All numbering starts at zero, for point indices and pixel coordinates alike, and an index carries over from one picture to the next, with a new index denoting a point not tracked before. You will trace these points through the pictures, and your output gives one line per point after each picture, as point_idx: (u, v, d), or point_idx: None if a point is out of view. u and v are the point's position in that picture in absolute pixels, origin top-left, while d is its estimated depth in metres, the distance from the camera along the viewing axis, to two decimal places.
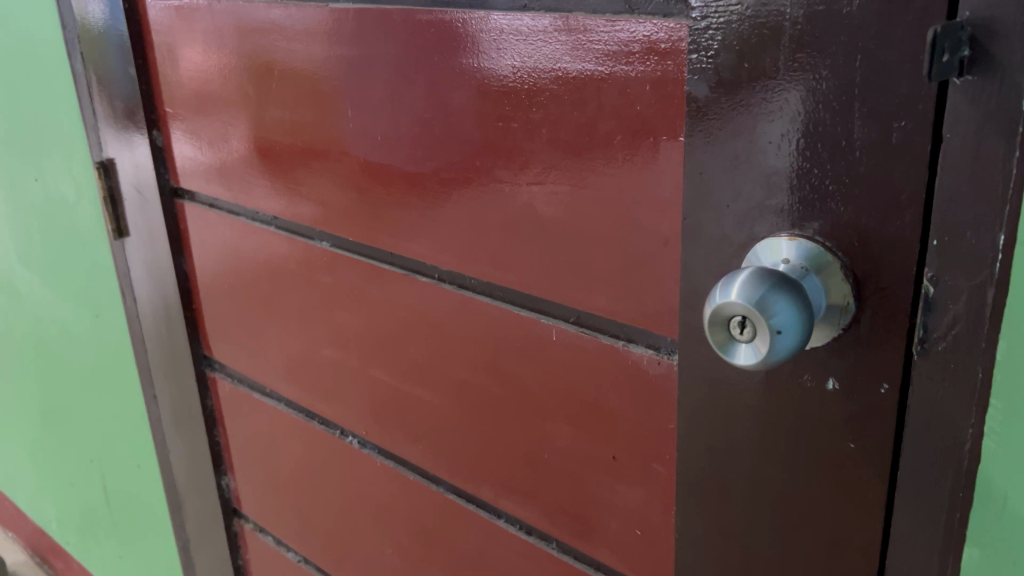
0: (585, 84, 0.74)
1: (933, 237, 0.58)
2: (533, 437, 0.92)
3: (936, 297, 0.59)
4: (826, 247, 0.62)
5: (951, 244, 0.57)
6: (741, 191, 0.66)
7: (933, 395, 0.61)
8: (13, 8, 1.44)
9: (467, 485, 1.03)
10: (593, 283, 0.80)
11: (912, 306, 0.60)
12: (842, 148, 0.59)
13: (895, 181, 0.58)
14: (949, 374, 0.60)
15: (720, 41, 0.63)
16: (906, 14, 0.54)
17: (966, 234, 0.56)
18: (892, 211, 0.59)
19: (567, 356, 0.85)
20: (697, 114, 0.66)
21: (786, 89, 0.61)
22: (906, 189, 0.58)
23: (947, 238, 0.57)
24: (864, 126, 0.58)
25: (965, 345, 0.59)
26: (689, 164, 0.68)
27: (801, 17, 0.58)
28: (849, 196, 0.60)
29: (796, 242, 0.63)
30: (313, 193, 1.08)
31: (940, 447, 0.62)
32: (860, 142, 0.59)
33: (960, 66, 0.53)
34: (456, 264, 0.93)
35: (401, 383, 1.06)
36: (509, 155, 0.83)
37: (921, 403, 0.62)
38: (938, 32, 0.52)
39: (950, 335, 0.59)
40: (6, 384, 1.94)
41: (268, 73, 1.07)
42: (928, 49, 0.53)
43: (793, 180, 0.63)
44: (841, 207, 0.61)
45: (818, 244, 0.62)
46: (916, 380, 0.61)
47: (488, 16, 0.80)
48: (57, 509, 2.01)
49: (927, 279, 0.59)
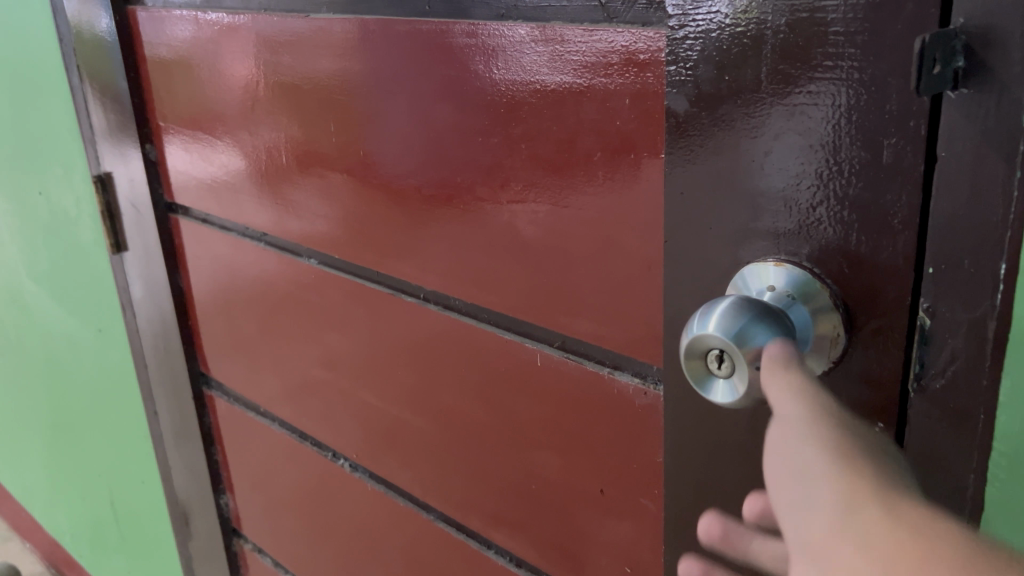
0: (564, 98, 0.70)
1: (929, 265, 0.53)
2: (520, 467, 0.88)
3: (933, 330, 0.54)
4: (813, 273, 0.57)
5: (949, 272, 0.52)
6: (724, 213, 0.61)
7: (932, 436, 0.56)
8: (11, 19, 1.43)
9: (456, 513, 0.99)
10: (576, 308, 0.76)
11: (906, 340, 0.55)
12: (829, 167, 0.54)
13: (885, 205, 0.53)
14: (948, 411, 0.55)
15: (699, 52, 0.58)
16: (894, 22, 0.48)
17: (965, 262, 0.51)
18: (884, 237, 0.53)
19: (552, 383, 0.81)
20: (677, 130, 0.62)
21: (770, 103, 0.56)
22: (898, 214, 0.52)
23: (944, 266, 0.52)
24: (851, 145, 0.53)
25: (964, 379, 0.54)
26: (670, 183, 0.64)
27: (784, 26, 0.54)
28: (839, 220, 0.55)
29: (784, 268, 0.58)
30: (300, 209, 1.05)
31: (939, 492, 0.57)
32: (848, 162, 0.54)
33: (955, 79, 0.48)
34: (439, 285, 0.89)
35: (389, 406, 1.02)
36: (489, 172, 0.79)
37: (918, 445, 0.57)
38: (927, 42, 0.47)
39: (949, 371, 0.54)
40: (13, 399, 1.94)
41: (254, 86, 1.05)
42: (916, 60, 0.48)
43: (780, 202, 0.58)
44: (830, 232, 0.56)
45: (806, 271, 0.57)
46: (913, 419, 0.56)
47: (465, 26, 0.76)
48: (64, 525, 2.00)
49: (923, 310, 0.54)
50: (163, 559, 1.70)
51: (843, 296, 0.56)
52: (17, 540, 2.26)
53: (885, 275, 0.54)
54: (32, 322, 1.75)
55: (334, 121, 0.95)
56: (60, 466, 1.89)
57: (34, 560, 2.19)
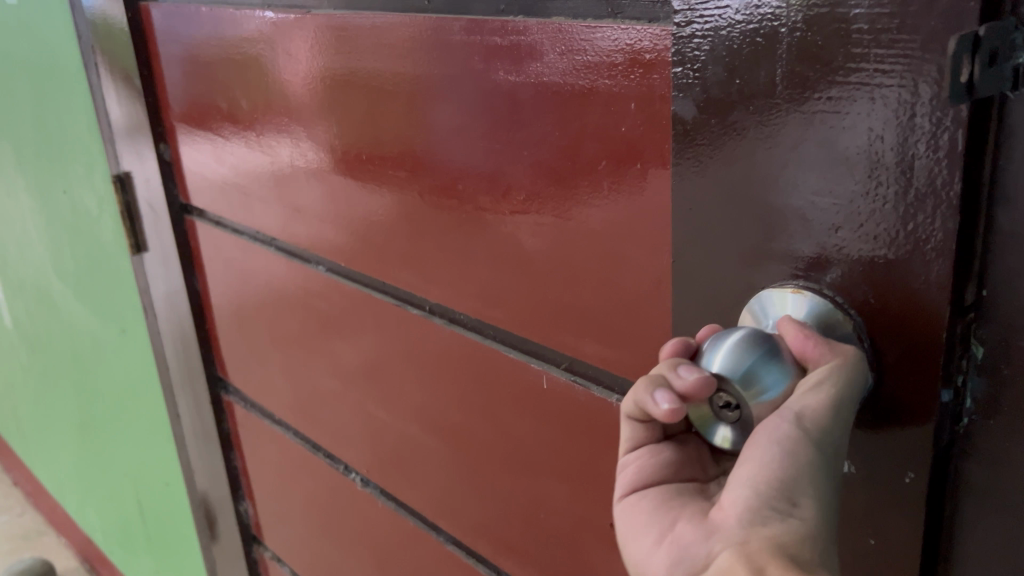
0: (567, 101, 0.64)
1: (983, 288, 0.47)
2: (529, 493, 0.82)
3: (986, 361, 0.48)
4: (836, 302, 0.51)
5: (1004, 297, 0.46)
6: (738, 230, 0.54)
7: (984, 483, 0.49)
8: (25, 16, 1.39)
9: (466, 536, 0.94)
10: (582, 329, 0.70)
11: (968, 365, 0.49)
12: (857, 184, 0.47)
13: (919, 227, 0.46)
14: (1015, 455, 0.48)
15: (708, 52, 0.52)
16: (929, 16, 0.41)
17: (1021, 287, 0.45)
18: (918, 263, 0.46)
19: (560, 408, 0.75)
20: (685, 139, 0.55)
21: (785, 110, 0.49)
22: (934, 239, 0.45)
23: (999, 290, 0.46)
24: (876, 157, 0.46)
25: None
26: (678, 196, 0.57)
27: (800, 22, 0.47)
28: (867, 241, 0.48)
29: (805, 297, 0.52)
30: (307, 213, 1.00)
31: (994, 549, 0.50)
32: (877, 177, 0.46)
33: (1014, 78, 0.42)
34: (444, 297, 0.84)
35: (398, 421, 0.98)
36: (492, 180, 0.73)
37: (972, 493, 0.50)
38: (984, 33, 0.40)
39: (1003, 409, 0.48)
40: (44, 395, 1.93)
41: (262, 85, 1.00)
42: (969, 53, 0.41)
43: (801, 222, 0.51)
44: (858, 255, 0.49)
45: (829, 300, 0.51)
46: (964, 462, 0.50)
47: (463, 23, 0.70)
48: (95, 523, 1.99)
49: (975, 339, 0.48)
50: (187, 562, 1.68)
51: (868, 328, 0.50)
52: (52, 534, 2.26)
53: (909, 305, 0.47)
54: (58, 320, 1.74)
55: (338, 123, 0.90)
56: (89, 463, 1.87)
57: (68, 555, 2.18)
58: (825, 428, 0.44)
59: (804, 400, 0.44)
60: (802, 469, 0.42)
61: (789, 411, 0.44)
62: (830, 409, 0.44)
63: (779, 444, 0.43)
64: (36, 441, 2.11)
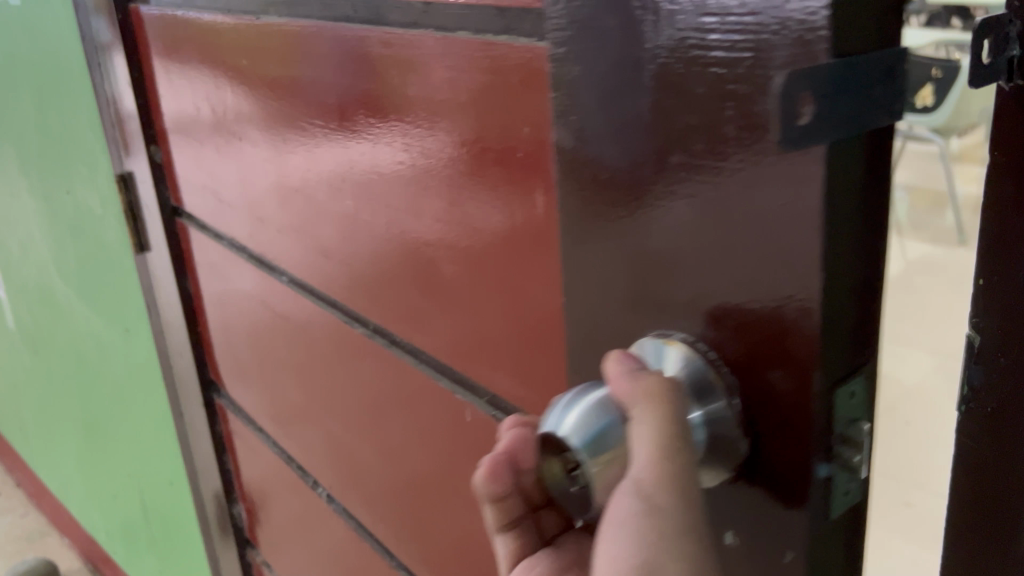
0: (473, 123, 0.61)
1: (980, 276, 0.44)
2: (462, 523, 0.81)
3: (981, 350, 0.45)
4: (709, 360, 0.43)
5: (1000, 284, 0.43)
6: (622, 275, 0.47)
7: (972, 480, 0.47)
8: (19, 17, 1.38)
9: (413, 559, 0.93)
10: (498, 361, 0.68)
11: (963, 353, 0.46)
12: (731, 231, 0.40)
13: (798, 286, 0.38)
14: (1000, 444, 0.45)
15: (577, 76, 0.44)
16: (790, 30, 0.34)
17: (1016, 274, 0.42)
18: (797, 324, 0.38)
19: (483, 441, 0.73)
20: (568, 172, 0.47)
21: (656, 145, 0.41)
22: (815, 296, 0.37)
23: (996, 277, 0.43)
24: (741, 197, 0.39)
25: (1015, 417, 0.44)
26: (567, 232, 0.49)
27: (661, 44, 0.39)
28: (745, 297, 0.40)
29: (679, 352, 0.44)
30: (268, 227, 0.99)
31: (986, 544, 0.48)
32: (752, 223, 0.39)
33: (1009, 70, 0.38)
34: (384, 318, 0.82)
35: (351, 440, 0.97)
36: (415, 203, 0.71)
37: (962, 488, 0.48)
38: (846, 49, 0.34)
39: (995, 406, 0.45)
40: (49, 395, 1.96)
41: (224, 95, 0.99)
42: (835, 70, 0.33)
43: (680, 271, 0.43)
44: (739, 310, 0.41)
45: (702, 357, 0.43)
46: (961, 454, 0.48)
47: (381, 40, 0.67)
48: (98, 522, 2.02)
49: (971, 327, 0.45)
50: (187, 561, 1.71)
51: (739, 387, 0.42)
52: (56, 535, 2.29)
53: (781, 368, 0.40)
54: (63, 322, 1.76)
55: (285, 136, 0.88)
56: (93, 462, 1.90)
57: (72, 554, 2.22)
58: (669, 508, 0.41)
59: (641, 479, 0.41)
60: (648, 551, 0.42)
61: (630, 487, 0.42)
62: (671, 486, 0.41)
63: (622, 525, 0.42)
64: (41, 441, 2.14)
